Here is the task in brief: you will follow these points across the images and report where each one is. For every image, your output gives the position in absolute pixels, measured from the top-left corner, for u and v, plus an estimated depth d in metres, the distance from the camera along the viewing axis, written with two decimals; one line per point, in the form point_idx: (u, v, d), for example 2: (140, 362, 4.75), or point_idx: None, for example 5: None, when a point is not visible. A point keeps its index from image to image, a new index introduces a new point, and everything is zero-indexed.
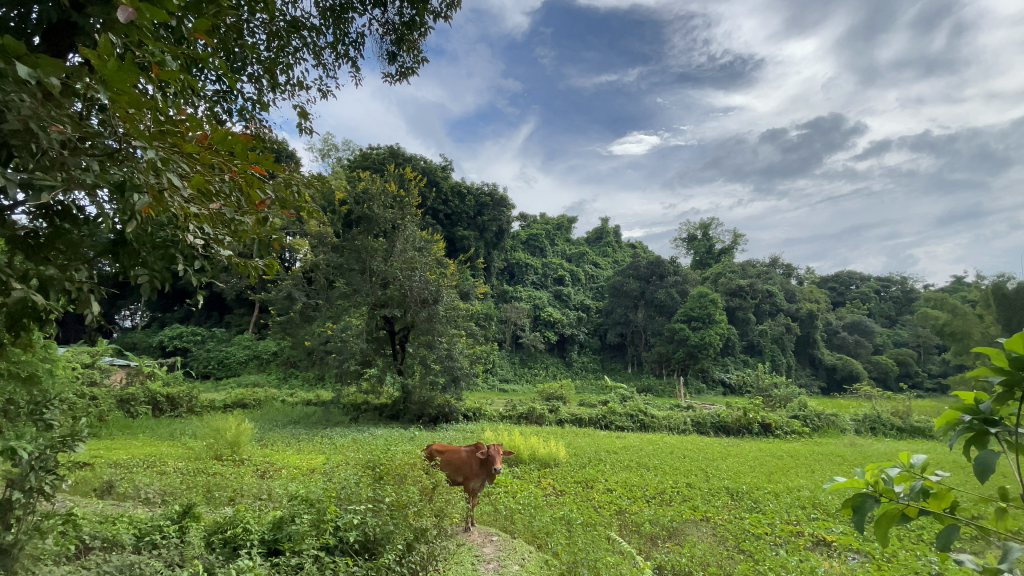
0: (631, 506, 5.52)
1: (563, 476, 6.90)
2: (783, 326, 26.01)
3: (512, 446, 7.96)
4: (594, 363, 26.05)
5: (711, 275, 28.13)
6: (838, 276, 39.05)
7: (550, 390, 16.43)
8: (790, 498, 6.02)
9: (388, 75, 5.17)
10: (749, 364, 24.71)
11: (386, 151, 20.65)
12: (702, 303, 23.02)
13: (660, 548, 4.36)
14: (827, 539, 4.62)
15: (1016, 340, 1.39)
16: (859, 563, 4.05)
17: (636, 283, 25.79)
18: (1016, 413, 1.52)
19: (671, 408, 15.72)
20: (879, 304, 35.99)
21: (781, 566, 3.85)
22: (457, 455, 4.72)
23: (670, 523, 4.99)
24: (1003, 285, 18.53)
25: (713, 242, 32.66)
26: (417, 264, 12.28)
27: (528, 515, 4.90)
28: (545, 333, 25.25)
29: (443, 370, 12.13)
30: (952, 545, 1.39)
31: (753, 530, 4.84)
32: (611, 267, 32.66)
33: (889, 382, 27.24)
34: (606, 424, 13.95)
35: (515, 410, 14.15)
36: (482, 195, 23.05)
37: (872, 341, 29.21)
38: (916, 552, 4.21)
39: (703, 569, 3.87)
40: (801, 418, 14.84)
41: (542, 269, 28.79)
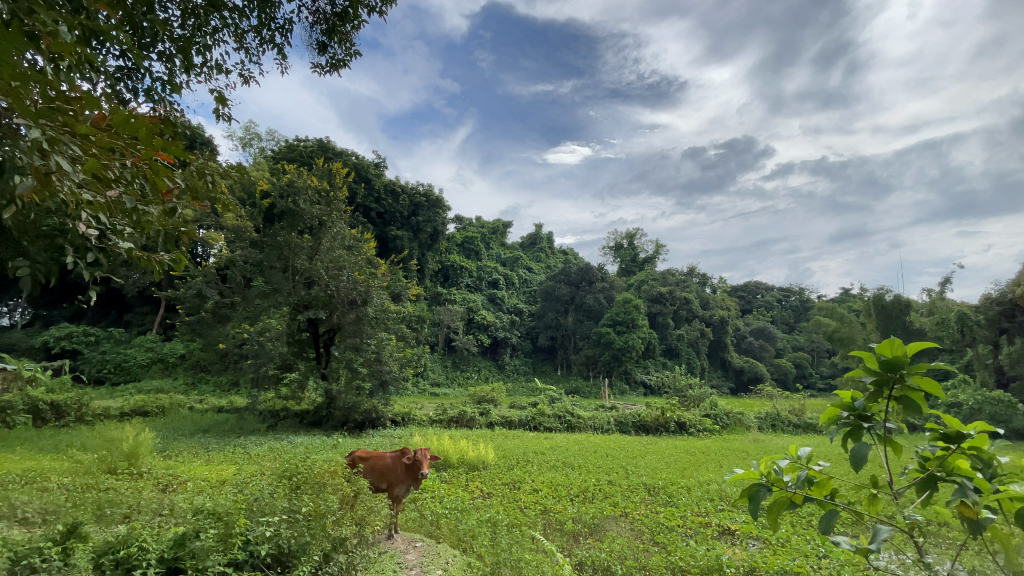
0: (556, 505, 5.66)
1: (491, 478, 6.95)
2: (698, 331, 27.94)
3: (440, 450, 7.88)
4: (526, 366, 26.44)
5: (635, 282, 29.53)
6: (746, 286, 42.52)
7: (481, 394, 16.46)
8: (700, 491, 6.45)
9: (317, 65, 4.97)
10: (669, 366, 26.23)
11: (314, 143, 19.66)
12: (626, 309, 24.19)
13: (581, 545, 4.51)
14: (730, 528, 5.00)
15: (890, 345, 1.61)
16: (758, 548, 4.43)
17: (567, 288, 26.53)
18: (883, 410, 1.77)
19: (597, 409, 16.30)
20: (780, 312, 39.73)
21: (690, 556, 4.14)
22: (382, 461, 4.58)
23: (592, 520, 5.18)
24: (882, 297, 21.22)
25: (638, 251, 34.39)
26: (345, 263, 11.83)
27: (453, 519, 4.88)
28: (477, 336, 25.30)
29: (371, 374, 11.82)
30: (831, 528, 1.59)
31: (667, 523, 5.14)
32: (544, 273, 33.20)
33: (787, 382, 30.11)
34: (535, 426, 14.22)
35: (445, 414, 14.04)
36: (417, 195, 22.69)
37: (775, 345, 32.07)
38: (805, 536, 4.66)
39: (621, 563, 4.05)
40: (713, 416, 15.97)
41: (477, 272, 28.60)
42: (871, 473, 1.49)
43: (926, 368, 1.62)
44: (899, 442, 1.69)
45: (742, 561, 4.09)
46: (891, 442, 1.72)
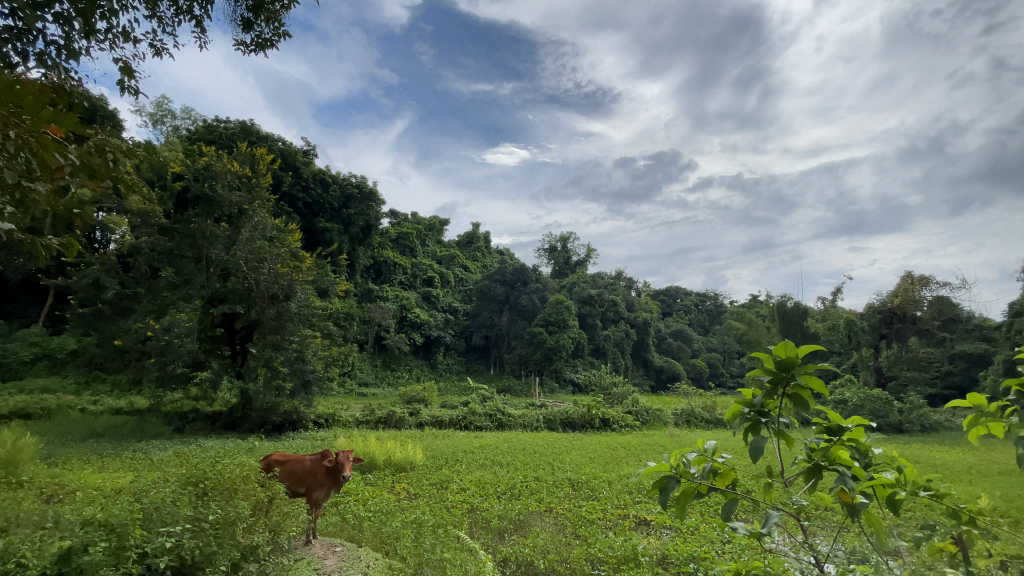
0: (483, 503, 5.71)
1: (419, 479, 6.86)
2: (624, 332, 29.23)
3: (366, 452, 7.64)
4: (459, 365, 26.35)
5: (567, 283, 30.31)
6: (668, 289, 45.11)
7: (411, 393, 16.18)
8: (619, 484, 6.78)
9: (240, 43, 4.66)
10: (597, 365, 27.25)
11: (236, 125, 18.28)
12: (558, 309, 24.76)
13: (505, 542, 4.59)
14: (646, 518, 5.29)
15: (783, 348, 1.79)
16: (670, 536, 4.74)
17: (501, 288, 26.70)
18: (779, 407, 1.96)
19: (527, 407, 16.58)
20: (697, 315, 42.57)
21: (609, 546, 4.35)
22: (300, 464, 4.37)
23: (517, 516, 5.29)
24: (784, 304, 23.36)
25: (571, 254, 35.35)
26: (266, 255, 11.13)
27: (377, 522, 4.77)
28: (410, 334, 24.82)
29: (292, 373, 11.29)
30: (730, 514, 1.75)
31: (588, 516, 5.35)
32: (480, 272, 33.11)
33: (702, 381, 32.37)
34: (465, 425, 14.18)
35: (373, 414, 13.66)
36: (349, 187, 21.81)
37: (691, 346, 34.29)
38: (710, 524, 5.04)
39: (544, 557, 4.17)
40: (635, 413, 16.80)
41: (411, 269, 27.92)
42: (768, 464, 1.65)
43: (813, 368, 1.82)
44: (791, 435, 1.90)
45: (654, 549, 4.37)
46: (785, 436, 1.92)
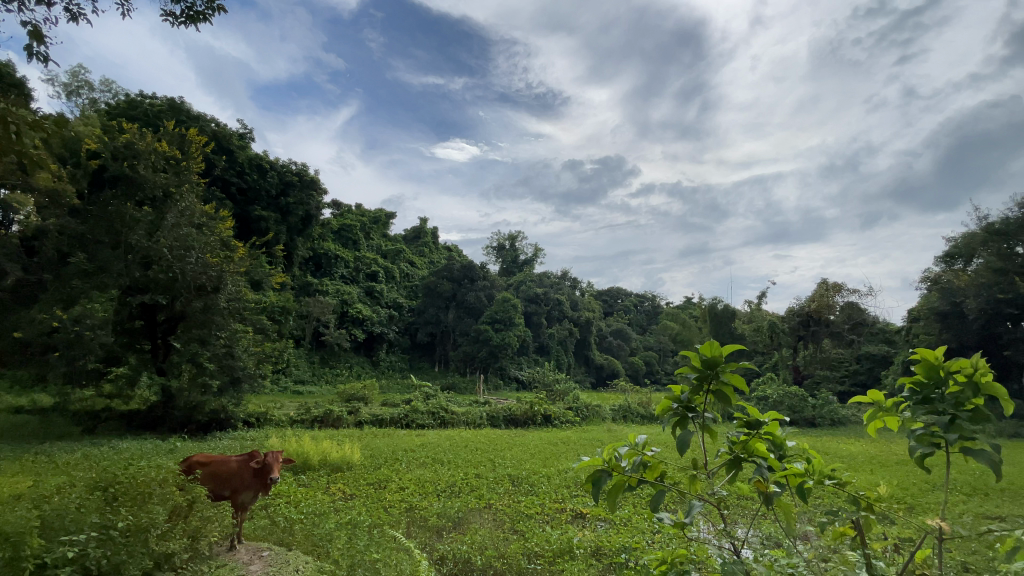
0: (421, 502, 5.64)
1: (355, 479, 6.65)
2: (567, 331, 29.81)
3: (298, 452, 7.32)
4: (402, 363, 25.90)
5: (514, 282, 30.44)
6: (610, 290, 46.51)
7: (350, 391, 15.67)
8: (558, 479, 6.91)
9: (169, 14, 4.32)
10: (541, 363, 27.63)
11: (163, 103, 16.91)
12: (505, 307, 24.81)
13: (443, 540, 4.56)
14: (582, 512, 5.43)
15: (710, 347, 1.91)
16: (604, 529, 4.89)
17: (448, 285, 26.21)
18: (705, 404, 2.07)
19: (470, 404, 16.54)
20: (636, 315, 44.28)
21: (545, 541, 4.43)
22: (225, 466, 4.12)
23: (456, 514, 5.27)
24: (715, 306, 24.79)
25: (519, 252, 35.57)
26: (194, 243, 10.38)
27: (309, 524, 4.59)
28: (351, 331, 24.06)
29: (221, 370, 10.67)
30: (658, 505, 1.84)
31: (526, 511, 5.42)
32: (426, 267, 32.54)
33: (639, 378, 33.69)
34: (407, 423, 13.93)
35: (309, 413, 13.14)
36: (288, 174, 20.74)
37: (630, 344, 35.57)
38: (642, 515, 5.23)
39: (481, 553, 4.18)
40: (575, 409, 17.19)
41: (353, 263, 27.00)
42: (693, 457, 1.76)
43: (735, 366, 1.95)
44: (714, 428, 2.01)
45: (589, 541, 4.48)
46: (710, 429, 2.03)
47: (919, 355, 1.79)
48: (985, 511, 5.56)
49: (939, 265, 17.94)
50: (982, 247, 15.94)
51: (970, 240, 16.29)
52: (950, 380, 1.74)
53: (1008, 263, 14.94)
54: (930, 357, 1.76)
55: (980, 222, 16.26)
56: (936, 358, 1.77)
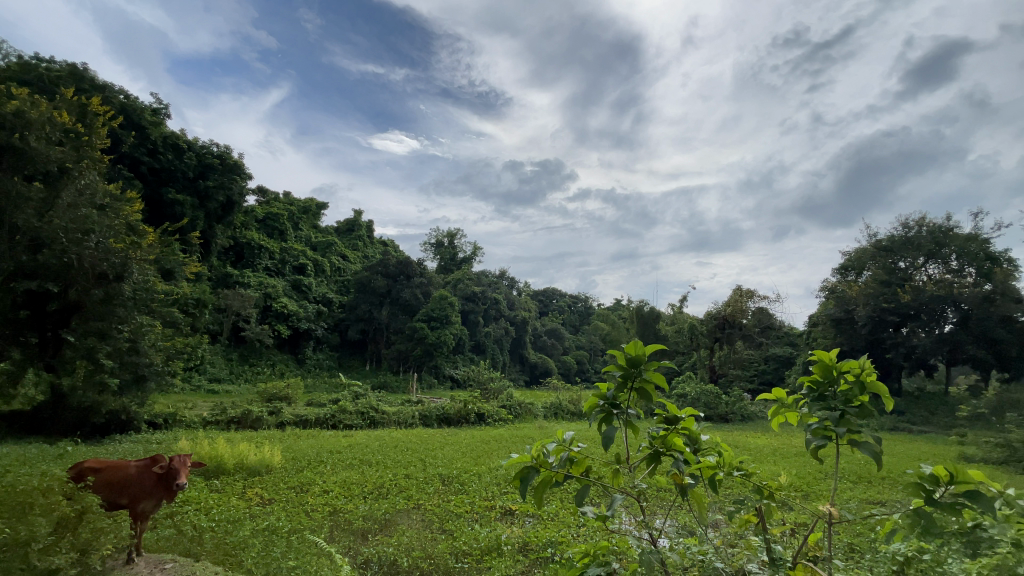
0: (346, 505, 5.45)
1: (275, 483, 6.29)
2: (503, 330, 30.02)
3: (209, 455, 6.78)
4: (330, 361, 24.89)
5: (451, 280, 30.13)
6: (545, 291, 47.41)
7: (271, 390, 14.79)
8: (488, 477, 6.95)
9: None
10: (476, 361, 27.61)
11: (63, 68, 15.07)
12: (441, 305, 24.45)
13: (368, 543, 4.42)
14: (511, 509, 5.49)
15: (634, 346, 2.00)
16: (531, 524, 4.99)
17: (383, 281, 25.36)
18: (629, 401, 2.16)
19: (401, 404, 16.19)
20: (570, 315, 45.49)
21: (473, 539, 4.44)
22: (122, 472, 3.74)
23: (382, 516, 5.14)
24: (642, 308, 26.03)
25: (457, 250, 35.26)
26: (96, 226, 9.28)
27: (220, 532, 4.30)
28: (275, 326, 22.75)
29: (123, 367, 9.86)
30: (581, 499, 1.90)
31: (456, 510, 5.39)
32: (359, 262, 31.40)
33: (571, 376, 34.61)
34: (333, 424, 13.39)
35: (225, 414, 12.28)
36: (209, 156, 19.21)
37: (563, 344, 36.45)
38: (567, 509, 5.40)
39: (408, 555, 4.12)
40: (508, 407, 17.31)
41: (280, 254, 25.53)
42: (616, 452, 1.84)
43: (656, 365, 2.06)
44: (637, 424, 2.10)
45: (517, 537, 4.55)
46: (632, 425, 2.12)
47: (817, 357, 1.98)
48: (867, 497, 6.26)
49: (836, 276, 20.07)
50: (871, 261, 18.19)
51: (862, 254, 18.63)
52: (840, 379, 1.94)
53: (891, 276, 17.24)
54: (827, 359, 1.95)
55: (871, 239, 18.58)
56: (831, 359, 1.96)
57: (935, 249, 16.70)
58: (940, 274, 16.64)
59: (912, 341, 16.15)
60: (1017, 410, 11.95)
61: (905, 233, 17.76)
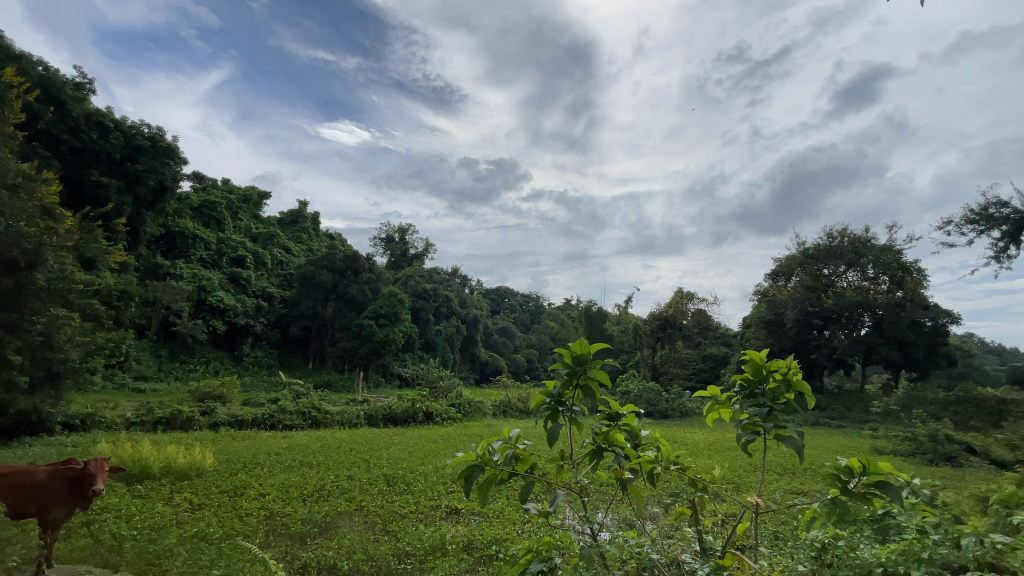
0: (284, 508, 5.23)
1: (206, 487, 5.93)
2: (454, 328, 29.78)
3: (132, 458, 6.30)
4: (270, 358, 23.81)
5: (401, 276, 29.51)
6: (497, 290, 47.47)
7: (204, 389, 13.91)
8: (435, 476, 6.89)
9: None
10: (425, 360, 27.23)
11: None
12: (390, 302, 23.88)
13: (306, 547, 4.27)
14: (457, 507, 5.48)
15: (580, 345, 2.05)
16: (477, 522, 5.00)
17: (329, 276, 24.48)
18: (574, 399, 2.20)
19: (346, 403, 15.69)
20: (521, 315, 45.82)
21: (417, 539, 4.39)
22: (30, 477, 3.39)
23: (322, 519, 4.97)
24: (590, 308, 26.65)
25: (408, 246, 34.59)
26: (7, 207, 8.21)
27: (144, 540, 4.01)
28: (209, 321, 21.46)
29: (36, 364, 9.02)
30: (525, 496, 1.92)
31: (400, 511, 5.31)
32: (304, 256, 30.16)
33: (520, 374, 34.90)
34: (271, 424, 12.79)
35: (150, 414, 11.46)
36: (139, 137, 17.80)
37: (513, 342, 36.68)
38: (513, 507, 5.44)
39: (349, 558, 4.02)
40: (457, 406, 17.17)
41: (216, 245, 24.09)
42: (561, 448, 1.87)
43: (600, 364, 2.12)
44: (581, 421, 2.15)
45: (463, 536, 4.53)
46: (576, 422, 2.17)
47: (749, 356, 2.11)
48: (790, 487, 6.74)
49: (769, 281, 21.38)
50: (799, 268, 19.53)
51: (791, 261, 19.95)
52: (769, 377, 2.08)
53: (816, 282, 18.60)
54: (758, 359, 2.10)
55: (799, 247, 19.95)
56: (761, 358, 2.10)
57: (855, 258, 18.14)
58: (859, 281, 18.09)
59: (833, 342, 17.47)
60: (922, 406, 13.18)
61: (829, 242, 19.22)
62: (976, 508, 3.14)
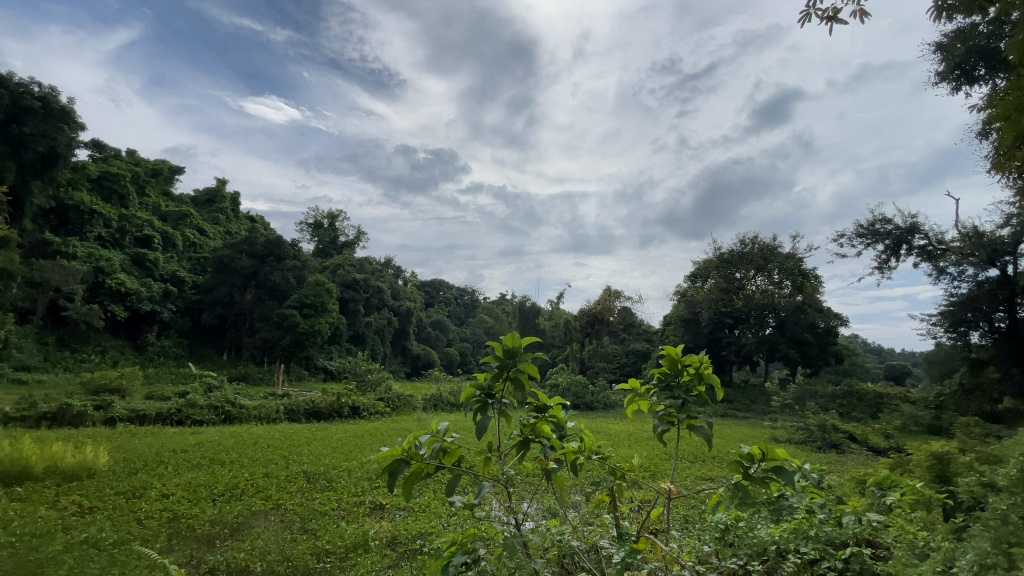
0: (191, 509, 4.86)
1: (99, 489, 5.36)
2: (385, 320, 28.95)
3: (9, 458, 5.55)
4: (178, 349, 22.07)
5: (330, 265, 28.23)
6: (432, 282, 46.79)
7: (99, 382, 12.49)
8: (358, 473, 6.68)
9: None
10: (353, 352, 26.32)
11: None
12: (316, 291, 22.77)
13: (215, 550, 4.01)
14: (381, 503, 5.37)
15: (511, 338, 2.08)
16: (402, 518, 4.91)
17: (248, 261, 22.87)
18: (504, 392, 2.23)
19: (264, 398, 14.78)
20: (455, 308, 45.52)
21: (338, 537, 4.26)
22: None
23: (234, 519, 4.68)
24: (524, 303, 27.02)
25: (338, 233, 33.14)
26: None
27: (23, 547, 3.58)
28: (108, 307, 19.36)
29: None
30: (451, 488, 1.93)
31: (320, 508, 5.11)
32: (221, 238, 27.99)
33: (452, 368, 34.70)
34: (179, 420, 11.79)
35: (31, 409, 10.16)
36: (26, 96, 15.56)
37: (446, 336, 36.37)
38: (439, 501, 5.39)
39: (262, 559, 3.82)
40: (386, 399, 16.73)
41: (117, 222, 21.67)
42: (489, 440, 1.89)
43: (530, 357, 2.16)
44: (509, 413, 2.18)
45: (387, 532, 4.45)
46: (505, 414, 2.20)
47: (666, 352, 2.26)
48: (701, 473, 7.25)
49: (689, 282, 22.75)
50: (715, 270, 20.97)
51: (708, 264, 21.33)
52: (684, 371, 2.23)
53: (729, 285, 20.09)
54: (674, 354, 2.24)
55: (716, 251, 21.41)
56: (677, 353, 2.25)
57: (763, 263, 19.80)
58: (765, 285, 19.76)
59: (742, 340, 19.00)
60: (814, 399, 14.69)
61: (743, 248, 20.81)
62: (855, 490, 3.55)
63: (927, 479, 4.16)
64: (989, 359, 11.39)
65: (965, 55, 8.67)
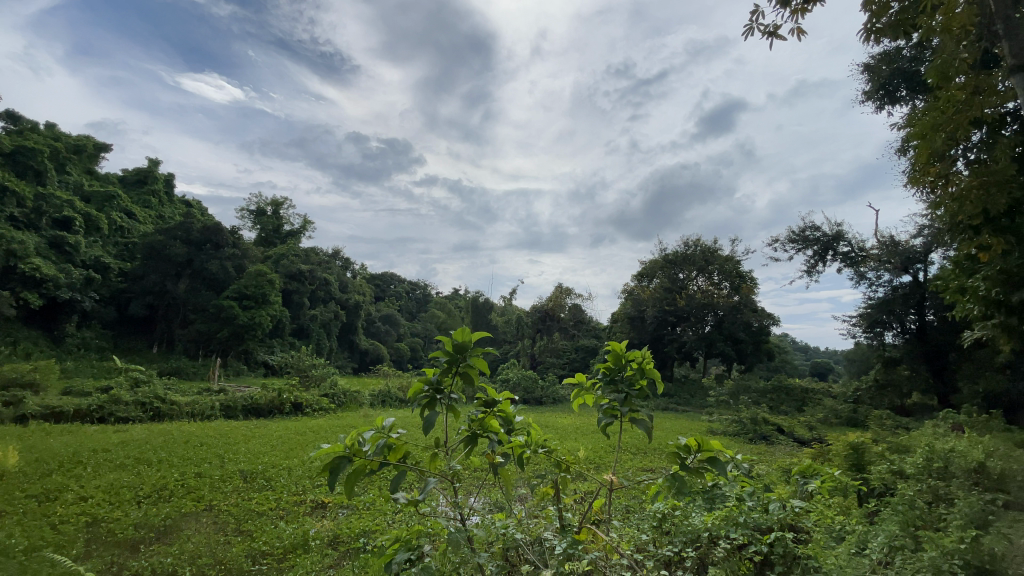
0: (113, 513, 4.53)
1: (4, 493, 4.88)
2: (332, 313, 28.02)
3: None
4: (101, 341, 20.51)
5: (273, 255, 27.01)
6: (382, 275, 45.75)
7: (8, 376, 11.34)
8: (299, 471, 6.45)
9: None
10: (296, 346, 25.32)
11: None
12: (257, 282, 21.78)
13: (139, 555, 3.76)
14: (323, 501, 5.22)
15: (461, 333, 2.07)
16: (344, 516, 4.78)
17: (183, 248, 21.46)
18: (454, 386, 2.22)
19: (198, 393, 13.97)
20: (406, 302, 44.74)
21: (276, 538, 4.10)
22: None
23: (162, 522, 4.41)
24: (476, 299, 26.94)
25: (283, 222, 31.71)
26: None
27: None
28: (19, 294, 17.60)
29: None
30: (395, 484, 1.91)
31: (257, 509, 4.90)
32: (152, 223, 26.09)
33: (402, 363, 34.11)
34: (101, 417, 10.94)
35: None
36: None
37: (396, 331, 35.67)
38: (384, 499, 5.30)
39: (192, 563, 3.63)
40: (331, 395, 16.23)
41: (32, 202, 19.68)
42: (435, 436, 1.89)
43: (479, 353, 2.16)
44: (457, 409, 2.18)
45: (329, 531, 4.33)
46: (453, 409, 2.20)
47: (611, 347, 2.33)
48: (641, 465, 7.56)
49: (635, 281, 23.48)
50: (660, 271, 21.78)
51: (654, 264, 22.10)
52: (627, 366, 2.32)
53: (673, 285, 20.93)
54: (618, 350, 2.32)
55: (662, 252, 22.23)
56: (622, 349, 2.33)
57: (705, 265, 20.78)
58: (706, 286, 20.74)
59: (683, 338, 19.89)
60: (748, 393, 15.62)
61: (686, 250, 21.73)
62: (781, 478, 3.82)
63: (843, 467, 4.53)
64: (899, 357, 12.51)
65: (889, 77, 9.43)
